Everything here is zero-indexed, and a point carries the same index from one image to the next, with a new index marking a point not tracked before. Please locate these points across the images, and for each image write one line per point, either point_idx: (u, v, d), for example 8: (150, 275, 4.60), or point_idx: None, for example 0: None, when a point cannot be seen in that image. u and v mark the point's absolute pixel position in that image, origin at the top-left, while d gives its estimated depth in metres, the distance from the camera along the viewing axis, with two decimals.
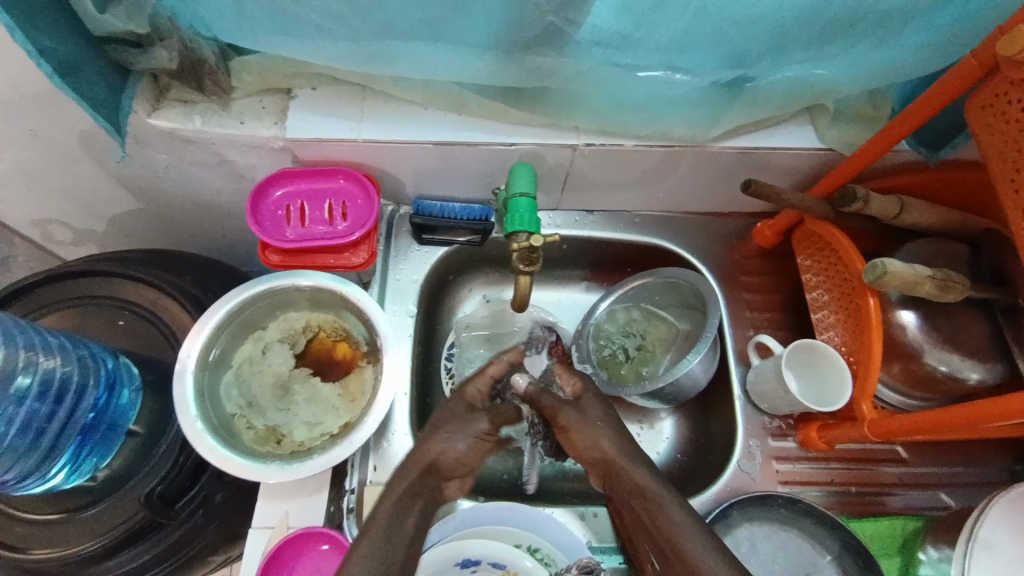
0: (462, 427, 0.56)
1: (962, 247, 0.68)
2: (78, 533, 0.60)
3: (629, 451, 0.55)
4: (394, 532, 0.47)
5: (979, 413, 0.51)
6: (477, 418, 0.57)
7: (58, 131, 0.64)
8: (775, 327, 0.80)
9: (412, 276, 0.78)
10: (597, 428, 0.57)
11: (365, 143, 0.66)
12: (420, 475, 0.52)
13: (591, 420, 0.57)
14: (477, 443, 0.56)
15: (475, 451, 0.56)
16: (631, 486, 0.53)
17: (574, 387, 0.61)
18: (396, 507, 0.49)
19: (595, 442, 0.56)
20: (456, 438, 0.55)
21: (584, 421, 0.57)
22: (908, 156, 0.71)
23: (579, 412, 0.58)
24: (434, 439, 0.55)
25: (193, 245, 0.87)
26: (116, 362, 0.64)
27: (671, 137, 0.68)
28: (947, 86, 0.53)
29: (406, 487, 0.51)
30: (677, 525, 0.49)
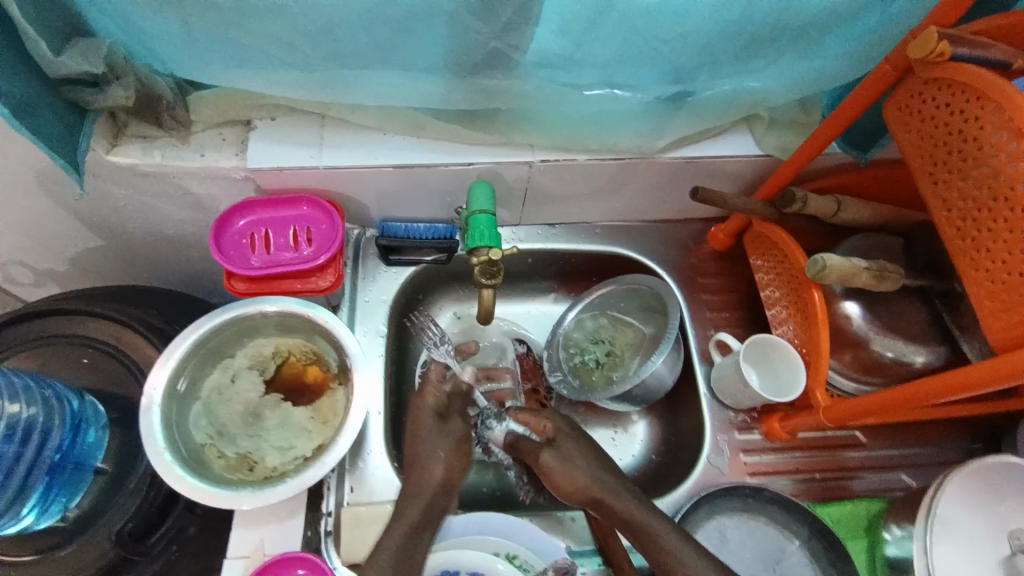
0: (444, 443, 0.58)
1: (896, 239, 0.73)
2: (51, 573, 0.59)
3: (610, 484, 0.58)
4: (406, 558, 0.51)
5: (928, 392, 0.54)
6: (451, 430, 0.59)
7: (15, 171, 0.64)
8: (734, 325, 0.83)
9: (380, 296, 0.79)
10: (580, 464, 0.59)
11: (325, 169, 0.68)
12: (424, 505, 0.54)
13: (575, 457, 0.60)
14: (460, 453, 0.58)
15: (463, 460, 0.58)
16: (619, 516, 0.57)
17: (546, 428, 0.62)
18: (404, 539, 0.52)
19: (579, 485, 0.58)
20: (445, 456, 0.57)
21: (570, 458, 0.59)
22: (840, 157, 0.76)
23: (566, 447, 0.60)
24: (426, 463, 0.57)
25: (159, 278, 0.87)
26: (81, 402, 0.64)
27: (621, 149, 0.72)
28: (867, 88, 0.57)
29: (412, 518, 0.54)
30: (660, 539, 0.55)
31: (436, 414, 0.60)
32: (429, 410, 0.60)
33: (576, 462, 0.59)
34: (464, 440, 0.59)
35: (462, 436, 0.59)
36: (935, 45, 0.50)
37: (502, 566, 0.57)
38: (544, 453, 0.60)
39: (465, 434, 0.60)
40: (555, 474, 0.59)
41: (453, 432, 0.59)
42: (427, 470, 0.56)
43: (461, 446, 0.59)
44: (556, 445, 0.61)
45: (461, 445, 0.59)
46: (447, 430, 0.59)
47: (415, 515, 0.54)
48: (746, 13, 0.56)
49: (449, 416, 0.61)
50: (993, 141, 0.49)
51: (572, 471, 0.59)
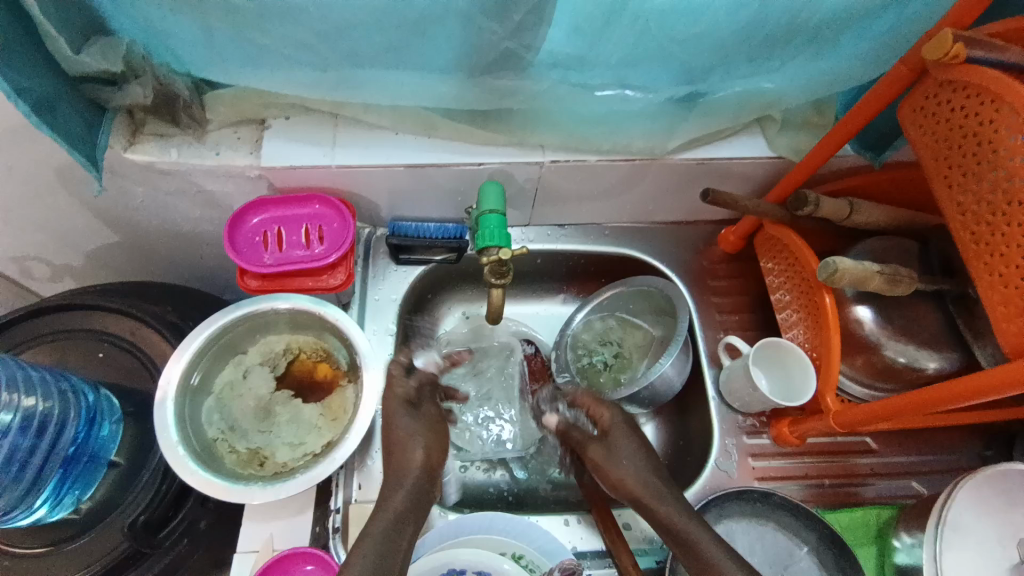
0: (417, 428, 0.58)
1: (914, 243, 0.72)
2: (65, 565, 0.60)
3: (655, 486, 0.57)
4: (395, 545, 0.51)
5: (936, 397, 0.54)
6: (425, 416, 0.60)
7: (35, 166, 0.65)
8: (744, 329, 0.83)
9: (390, 295, 0.80)
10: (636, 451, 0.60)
11: (337, 168, 0.69)
12: (406, 489, 0.55)
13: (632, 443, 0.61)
14: (435, 437, 0.59)
15: (438, 445, 0.59)
16: (660, 520, 0.56)
17: (604, 419, 0.63)
18: (389, 525, 0.52)
19: (623, 482, 0.58)
20: (419, 441, 0.57)
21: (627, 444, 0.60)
22: (854, 160, 0.76)
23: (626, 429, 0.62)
24: (402, 448, 0.57)
25: (173, 274, 0.88)
26: (96, 395, 0.64)
27: (632, 151, 0.71)
28: (882, 90, 0.57)
29: (397, 503, 0.54)
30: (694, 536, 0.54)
31: (408, 401, 0.60)
32: (399, 398, 0.60)
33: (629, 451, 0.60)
34: (434, 422, 0.60)
35: (433, 420, 0.60)
36: (950, 45, 0.49)
37: (508, 565, 0.57)
38: (594, 447, 0.61)
39: (435, 417, 0.61)
40: (610, 462, 0.60)
41: (425, 416, 0.59)
42: (402, 454, 0.57)
43: (433, 429, 0.59)
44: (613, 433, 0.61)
45: (433, 430, 0.59)
46: (420, 415, 0.59)
47: (399, 500, 0.54)
48: (761, 14, 0.56)
49: (419, 402, 0.61)
50: (1008, 144, 0.49)
51: (626, 460, 0.60)
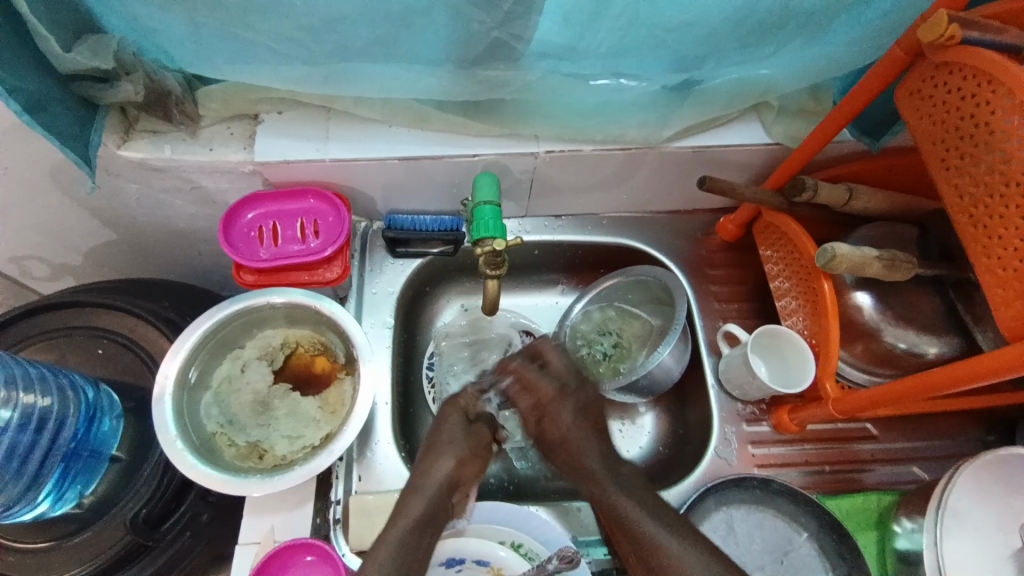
0: (460, 440, 0.58)
1: (910, 228, 0.72)
2: (69, 559, 0.60)
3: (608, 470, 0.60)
4: (411, 555, 0.51)
5: (946, 378, 0.53)
6: (474, 434, 0.59)
7: (29, 166, 0.65)
8: (743, 317, 0.82)
9: (387, 288, 0.80)
10: (581, 422, 0.62)
11: (331, 162, 0.68)
12: (428, 499, 0.54)
13: (576, 414, 0.63)
14: (477, 453, 0.58)
15: (475, 459, 0.58)
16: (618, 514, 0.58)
17: (544, 392, 0.63)
18: (409, 532, 0.52)
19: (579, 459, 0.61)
20: (453, 452, 0.57)
21: (571, 414, 0.62)
22: (852, 145, 0.75)
23: (571, 404, 0.63)
24: (436, 458, 0.57)
25: (171, 271, 0.89)
26: (96, 391, 0.65)
27: (627, 140, 0.71)
28: (877, 75, 0.57)
29: (415, 512, 0.53)
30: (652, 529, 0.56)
31: (464, 419, 0.60)
32: (460, 411, 0.61)
33: (573, 425, 0.62)
34: (481, 447, 0.59)
35: (484, 442, 0.59)
36: (945, 28, 0.49)
37: (503, 552, 0.58)
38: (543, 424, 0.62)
39: (485, 441, 0.60)
40: (552, 441, 0.62)
41: (475, 435, 0.59)
42: (428, 467, 0.56)
43: (478, 452, 0.59)
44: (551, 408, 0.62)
45: (479, 450, 0.59)
46: (471, 431, 0.59)
47: (417, 509, 0.53)
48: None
49: (474, 421, 0.61)
50: (1005, 126, 0.48)
51: (566, 431, 0.62)
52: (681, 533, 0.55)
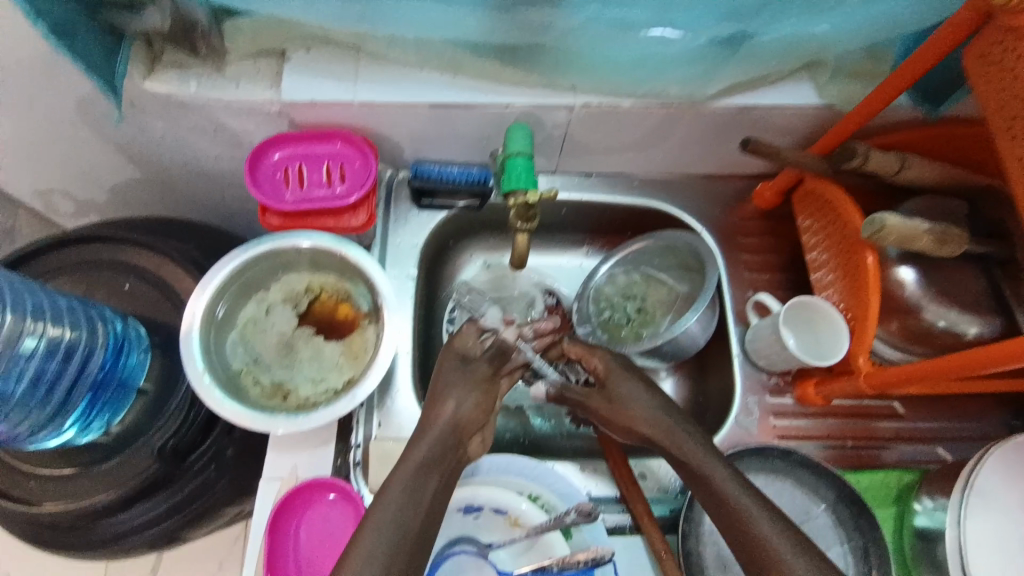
0: (458, 381, 0.57)
1: (960, 203, 0.69)
2: (92, 485, 0.62)
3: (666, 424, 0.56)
4: (417, 498, 0.49)
5: (983, 357, 0.50)
6: (473, 374, 0.58)
7: (57, 97, 0.64)
8: (774, 288, 0.80)
9: (411, 240, 0.79)
10: (639, 406, 0.57)
11: (360, 105, 0.66)
12: (432, 442, 0.52)
13: (630, 399, 0.58)
14: (483, 393, 0.57)
15: (484, 402, 0.56)
16: (681, 461, 0.55)
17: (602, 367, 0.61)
18: (412, 475, 0.50)
19: (634, 423, 0.57)
20: (456, 391, 0.56)
21: (625, 400, 0.58)
22: (907, 111, 0.71)
23: (620, 391, 0.59)
24: (435, 399, 0.56)
25: (195, 213, 0.88)
26: (124, 324, 0.66)
27: (668, 95, 0.67)
28: (942, 36, 0.52)
29: (419, 456, 0.51)
30: (738, 500, 0.51)
31: (457, 359, 0.59)
32: (454, 353, 0.60)
33: (639, 405, 0.57)
34: (484, 382, 0.58)
35: (481, 379, 0.58)
36: None
37: (525, 505, 0.59)
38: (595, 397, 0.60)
39: (485, 376, 0.58)
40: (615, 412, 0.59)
41: (474, 374, 0.58)
42: (435, 406, 0.55)
43: (482, 388, 0.57)
44: (613, 382, 0.60)
45: (477, 385, 0.57)
46: (467, 371, 0.58)
47: (421, 451, 0.52)
48: None
49: (473, 359, 0.59)
50: None
51: (630, 410, 0.58)
52: (755, 503, 0.50)
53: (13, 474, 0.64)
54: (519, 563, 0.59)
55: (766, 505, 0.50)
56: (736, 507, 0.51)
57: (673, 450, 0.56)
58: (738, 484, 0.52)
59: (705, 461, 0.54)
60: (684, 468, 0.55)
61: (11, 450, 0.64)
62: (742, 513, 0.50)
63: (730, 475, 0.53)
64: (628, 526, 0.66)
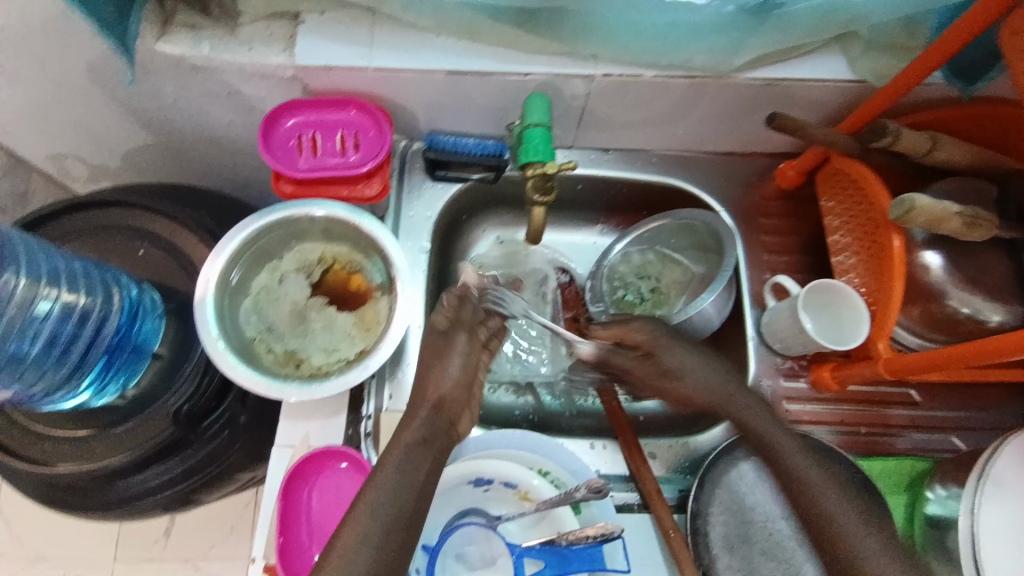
0: (441, 356, 0.57)
1: (991, 187, 0.66)
2: (108, 448, 0.63)
3: (723, 388, 0.61)
4: (412, 476, 0.49)
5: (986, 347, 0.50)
6: (455, 348, 0.57)
7: (67, 57, 0.62)
8: (792, 270, 0.79)
9: (424, 212, 0.78)
10: (703, 375, 0.62)
11: (375, 71, 0.64)
12: (425, 421, 0.53)
13: (696, 367, 0.62)
14: (468, 365, 0.57)
15: (469, 376, 0.57)
16: (756, 437, 0.59)
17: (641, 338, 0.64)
18: (405, 455, 0.50)
19: (694, 394, 0.62)
20: (444, 365, 0.56)
21: (687, 369, 0.62)
22: (941, 89, 0.68)
23: (681, 360, 0.62)
24: (422, 376, 0.56)
25: (207, 181, 0.88)
26: (140, 290, 0.66)
27: (694, 67, 0.65)
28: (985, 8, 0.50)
29: (410, 436, 0.51)
30: (806, 477, 0.55)
31: (438, 332, 0.59)
32: (435, 325, 0.59)
33: (694, 374, 0.62)
34: (472, 355, 0.58)
35: (465, 352, 0.57)
36: None
37: (537, 481, 0.59)
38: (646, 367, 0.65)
39: (467, 349, 0.57)
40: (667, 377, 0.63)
41: (456, 349, 0.57)
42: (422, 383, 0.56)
43: (468, 360, 0.57)
44: (660, 352, 0.63)
45: (456, 356, 0.57)
46: (450, 347, 0.57)
47: (415, 429, 0.52)
48: None
49: (451, 328, 0.59)
50: None
51: (686, 380, 0.62)
52: (832, 478, 0.55)
53: (28, 435, 0.64)
54: (529, 535, 0.60)
55: (831, 477, 0.55)
56: (805, 483, 0.55)
57: (746, 424, 0.60)
58: (805, 458, 0.56)
59: (777, 438, 0.58)
60: (759, 445, 0.59)
61: (25, 410, 0.65)
62: (807, 485, 0.54)
63: (804, 449, 0.57)
64: (636, 503, 0.67)
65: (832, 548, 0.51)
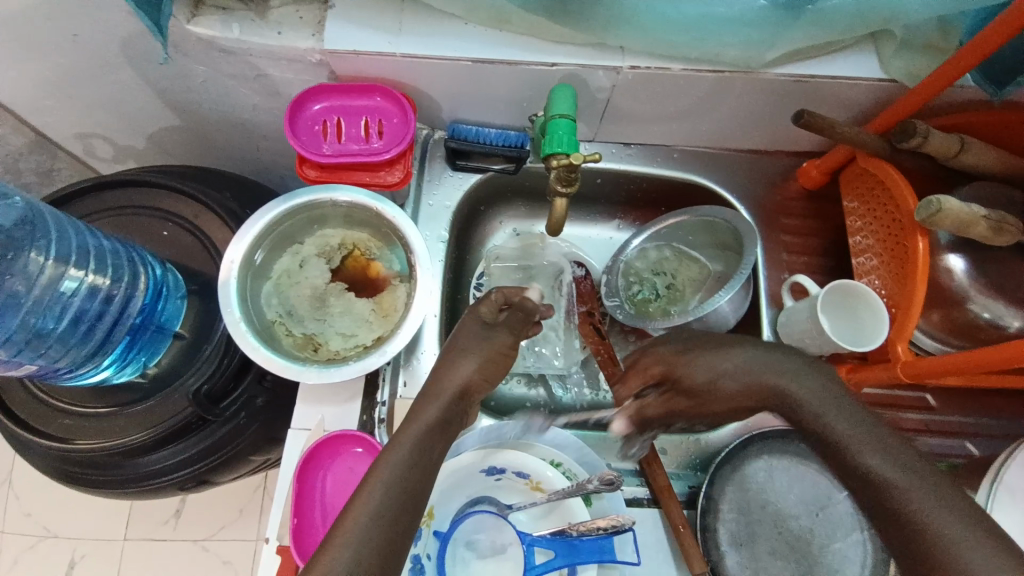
0: (476, 348, 0.56)
1: (1019, 193, 0.65)
2: (128, 425, 0.64)
3: (784, 367, 0.49)
4: (423, 458, 0.48)
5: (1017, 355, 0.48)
6: (491, 342, 0.56)
7: (100, 35, 0.63)
8: (811, 271, 0.78)
9: (444, 202, 0.78)
10: (728, 371, 0.50)
11: (402, 57, 0.64)
12: (442, 406, 0.52)
13: (719, 364, 0.50)
14: (496, 360, 0.56)
15: (491, 371, 0.56)
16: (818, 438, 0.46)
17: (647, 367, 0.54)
18: (423, 436, 0.49)
19: (733, 394, 0.50)
20: (474, 357, 0.55)
21: (711, 369, 0.51)
22: (971, 92, 0.67)
23: (700, 364, 0.51)
24: (453, 363, 0.55)
25: (229, 164, 0.88)
26: (163, 270, 0.67)
27: (722, 61, 0.64)
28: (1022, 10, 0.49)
29: (428, 418, 0.51)
30: (891, 480, 0.42)
31: (479, 326, 0.57)
32: (476, 319, 0.58)
33: (728, 373, 0.50)
34: (501, 354, 0.56)
35: (501, 350, 0.56)
36: None
37: (551, 472, 0.59)
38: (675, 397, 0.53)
39: (501, 349, 0.56)
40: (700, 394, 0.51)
41: (490, 343, 0.56)
42: (448, 369, 0.54)
43: (497, 357, 0.56)
44: (682, 372, 0.51)
45: (491, 352, 0.56)
46: (486, 340, 0.56)
47: (432, 414, 0.51)
48: None
49: (496, 325, 0.57)
50: None
51: (721, 382, 0.50)
52: (933, 473, 0.42)
53: (49, 410, 0.66)
54: (539, 526, 0.60)
55: (926, 475, 0.42)
56: (893, 485, 0.42)
57: (801, 418, 0.47)
58: (884, 453, 0.43)
59: (852, 431, 0.45)
60: (822, 441, 0.46)
61: (47, 386, 0.66)
62: (901, 488, 0.42)
63: (891, 441, 0.44)
64: (646, 498, 0.67)
65: (934, 569, 0.39)
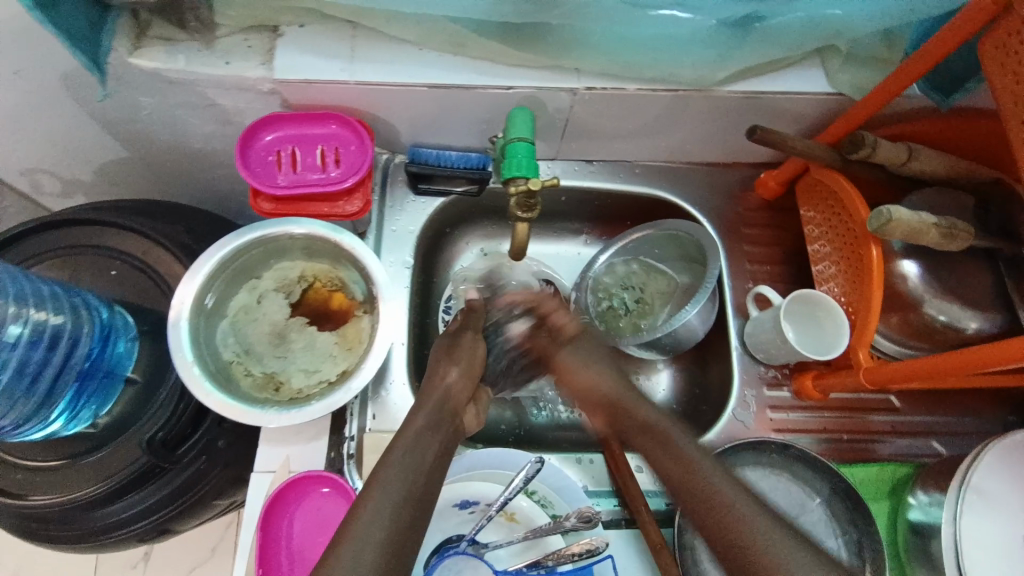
0: (452, 359, 0.58)
1: (968, 197, 0.67)
2: (80, 478, 0.61)
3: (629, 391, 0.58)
4: (418, 470, 0.47)
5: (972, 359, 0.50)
6: (465, 350, 0.59)
7: (39, 70, 0.60)
8: (775, 280, 0.79)
9: (407, 226, 0.77)
10: (596, 367, 0.61)
11: (358, 84, 0.63)
12: (432, 413, 0.53)
13: (590, 360, 0.61)
14: (476, 364, 0.58)
15: (474, 372, 0.58)
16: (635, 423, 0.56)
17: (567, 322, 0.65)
18: (416, 439, 0.50)
19: (591, 385, 0.60)
20: (456, 363, 0.57)
21: (584, 362, 0.61)
22: (919, 101, 0.69)
23: (576, 351, 0.62)
24: (437, 373, 0.57)
25: (185, 195, 0.86)
26: (110, 312, 0.64)
27: (678, 80, 0.65)
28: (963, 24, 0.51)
29: (417, 424, 0.51)
30: (692, 463, 0.50)
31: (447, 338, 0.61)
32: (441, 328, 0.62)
33: (586, 361, 0.61)
34: (478, 358, 0.59)
35: (478, 356, 0.59)
36: None
37: (525, 503, 0.60)
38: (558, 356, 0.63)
39: (478, 354, 0.59)
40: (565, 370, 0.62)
41: (464, 355, 0.58)
42: (435, 376, 0.56)
43: (476, 364, 0.58)
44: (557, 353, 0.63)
45: (464, 358, 0.58)
46: (458, 351, 0.59)
47: (422, 417, 0.52)
48: None
49: (461, 331, 0.61)
50: None
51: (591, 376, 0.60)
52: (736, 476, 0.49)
53: None
54: (515, 561, 0.60)
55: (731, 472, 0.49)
56: (695, 482, 0.49)
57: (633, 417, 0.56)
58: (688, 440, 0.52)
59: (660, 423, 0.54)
60: (639, 429, 0.55)
61: None
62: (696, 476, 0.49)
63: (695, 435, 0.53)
64: (623, 519, 0.66)
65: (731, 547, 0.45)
